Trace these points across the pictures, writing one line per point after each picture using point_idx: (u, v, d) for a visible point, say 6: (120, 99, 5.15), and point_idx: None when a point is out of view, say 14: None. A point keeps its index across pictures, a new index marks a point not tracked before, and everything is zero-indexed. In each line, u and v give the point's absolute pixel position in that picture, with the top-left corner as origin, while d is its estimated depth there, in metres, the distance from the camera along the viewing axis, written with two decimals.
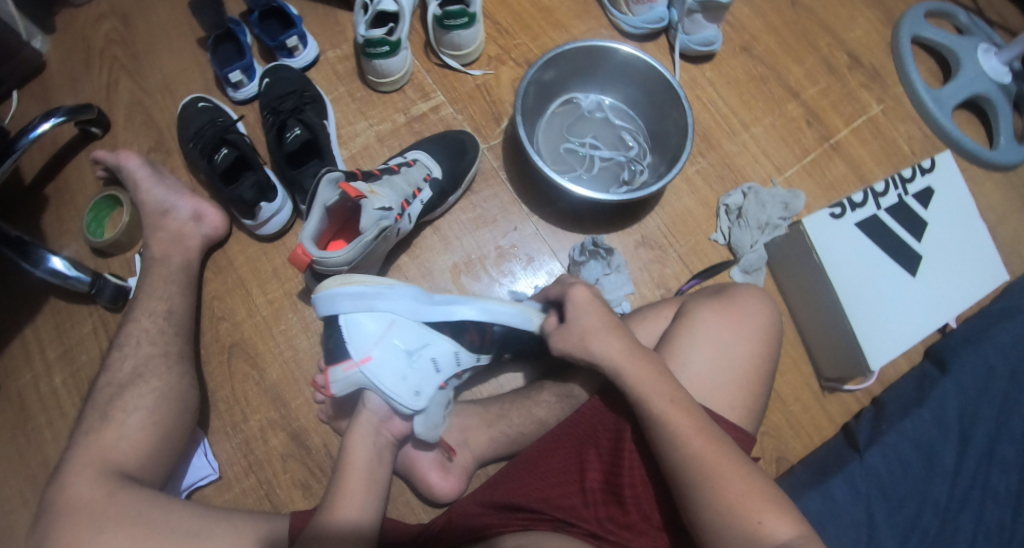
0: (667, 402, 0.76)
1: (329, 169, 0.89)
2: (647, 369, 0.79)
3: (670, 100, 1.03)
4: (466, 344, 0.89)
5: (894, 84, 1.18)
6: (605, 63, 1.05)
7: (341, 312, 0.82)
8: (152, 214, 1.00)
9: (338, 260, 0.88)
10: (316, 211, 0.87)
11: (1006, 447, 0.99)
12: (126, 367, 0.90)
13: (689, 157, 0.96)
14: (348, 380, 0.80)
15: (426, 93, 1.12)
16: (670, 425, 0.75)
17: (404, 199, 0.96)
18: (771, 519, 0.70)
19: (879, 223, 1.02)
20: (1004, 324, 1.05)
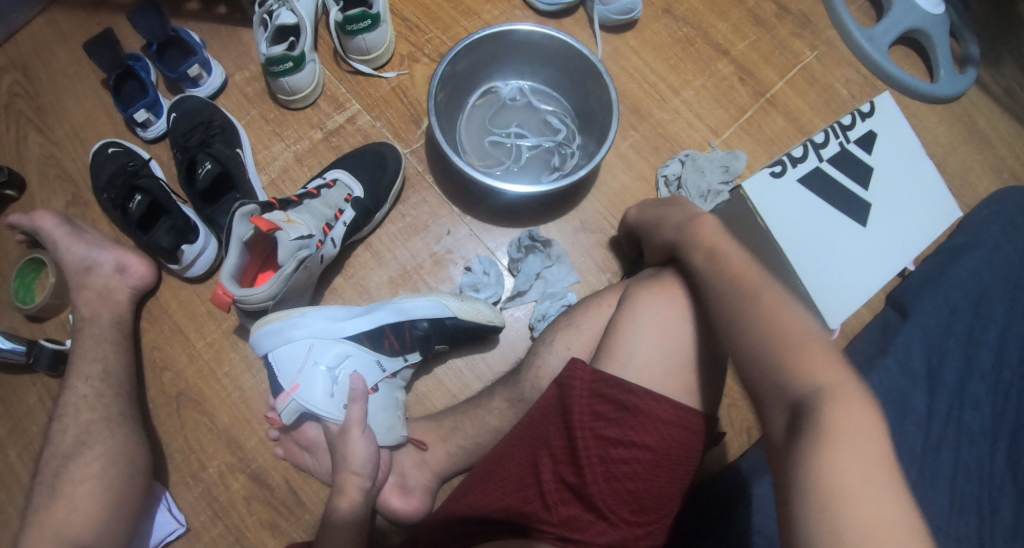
0: (713, 243, 0.73)
1: (242, 202, 0.84)
2: (699, 223, 0.79)
3: (589, 77, 0.98)
4: (386, 350, 0.90)
5: (826, 28, 1.13)
6: (519, 47, 1.00)
7: (268, 350, 0.84)
8: (74, 273, 0.98)
9: (261, 296, 0.84)
10: (234, 248, 0.83)
11: (977, 383, 0.96)
12: (69, 437, 0.89)
13: (616, 136, 0.91)
14: (287, 409, 0.85)
15: (341, 104, 1.07)
16: (716, 261, 0.70)
17: (325, 224, 0.92)
18: (807, 355, 0.59)
19: (823, 176, 0.98)
20: (958, 264, 1.03)
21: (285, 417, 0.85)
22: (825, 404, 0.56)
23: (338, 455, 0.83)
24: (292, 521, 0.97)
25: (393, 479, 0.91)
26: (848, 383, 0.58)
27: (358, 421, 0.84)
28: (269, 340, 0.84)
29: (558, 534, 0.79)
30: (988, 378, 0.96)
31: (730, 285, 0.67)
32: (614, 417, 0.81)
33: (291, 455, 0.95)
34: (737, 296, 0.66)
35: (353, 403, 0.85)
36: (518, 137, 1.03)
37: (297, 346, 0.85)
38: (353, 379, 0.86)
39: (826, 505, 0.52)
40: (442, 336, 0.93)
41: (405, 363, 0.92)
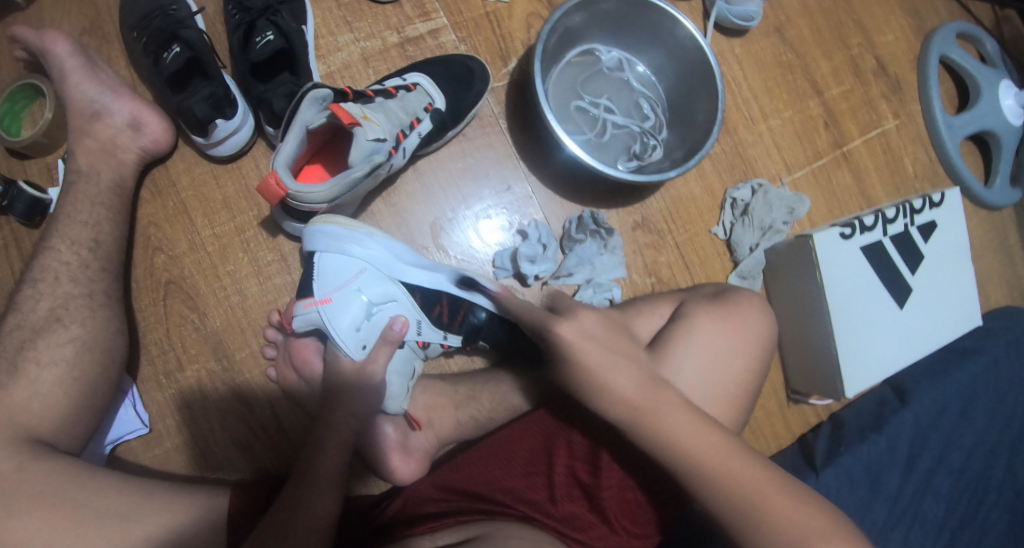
0: (609, 370, 0.73)
1: (316, 85, 0.77)
2: (596, 351, 0.73)
3: (703, 76, 0.92)
4: (432, 320, 0.85)
5: (911, 100, 1.14)
6: (641, 19, 0.93)
7: (317, 250, 0.80)
8: (79, 115, 0.84)
9: (317, 197, 0.78)
10: (295, 133, 0.76)
11: (941, 479, 1.06)
12: (41, 308, 0.78)
13: (712, 148, 0.86)
14: (306, 317, 0.80)
15: (426, 13, 0.95)
16: (666, 433, 0.71)
17: (399, 130, 0.84)
18: (736, 472, 0.70)
19: (881, 250, 0.99)
20: (964, 363, 1.09)
21: (300, 324, 0.80)
22: (764, 504, 0.69)
23: (342, 390, 0.78)
24: (265, 447, 0.89)
25: (397, 436, 0.85)
26: (775, 488, 0.70)
27: (380, 366, 0.79)
28: (325, 242, 0.80)
29: (555, 528, 0.77)
30: (953, 473, 1.07)
31: (642, 425, 0.72)
32: None
33: (285, 379, 0.87)
34: (648, 433, 0.71)
35: (381, 346, 0.80)
36: (605, 109, 0.96)
37: (348, 262, 0.81)
38: (393, 320, 0.81)
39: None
40: (490, 336, 0.88)
41: (441, 340, 0.87)
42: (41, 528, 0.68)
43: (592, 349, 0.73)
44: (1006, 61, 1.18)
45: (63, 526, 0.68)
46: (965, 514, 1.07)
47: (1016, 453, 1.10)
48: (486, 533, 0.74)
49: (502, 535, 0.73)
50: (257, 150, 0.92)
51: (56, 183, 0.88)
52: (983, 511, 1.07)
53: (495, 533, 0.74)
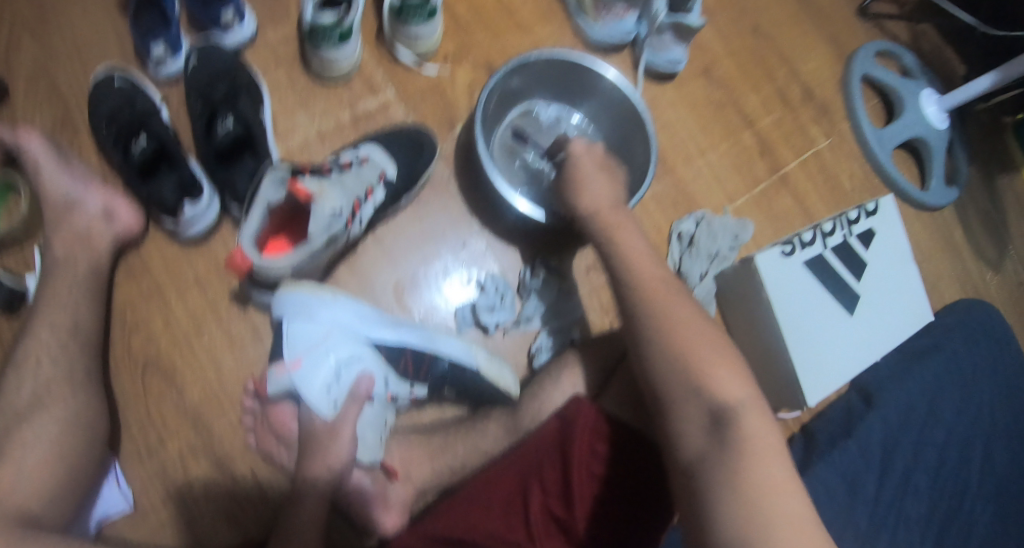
0: (642, 267, 0.81)
1: (275, 164, 0.82)
2: (603, 184, 0.87)
3: (635, 122, 0.99)
4: (397, 375, 0.90)
5: (841, 120, 1.21)
6: (572, 76, 1.01)
7: (284, 316, 0.82)
8: (55, 206, 0.89)
9: (280, 267, 0.83)
10: (258, 210, 0.80)
11: (920, 475, 1.10)
12: (24, 391, 0.80)
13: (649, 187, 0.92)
14: (279, 381, 0.82)
15: (375, 88, 1.02)
16: (676, 341, 0.74)
17: (355, 200, 0.89)
18: (721, 380, 0.70)
19: (824, 262, 1.04)
20: (923, 362, 1.14)
21: (273, 388, 0.83)
22: (738, 417, 0.68)
23: (316, 448, 0.81)
24: (251, 513, 0.91)
25: (376, 488, 0.88)
26: (749, 407, 0.69)
27: (351, 423, 0.83)
28: (293, 308, 0.82)
29: None
30: (927, 471, 1.10)
31: (658, 311, 0.76)
32: (612, 458, 0.82)
33: (264, 444, 0.89)
34: (643, 304, 0.78)
35: (350, 403, 0.84)
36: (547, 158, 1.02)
37: (316, 326, 0.84)
38: (361, 379, 0.86)
39: (742, 487, 0.63)
40: (456, 385, 0.92)
41: (409, 392, 0.91)
42: None
43: (653, 279, 0.79)
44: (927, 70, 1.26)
45: None
46: (950, 504, 1.11)
47: (978, 444, 1.15)
48: None
49: None
50: (224, 229, 0.97)
51: (33, 270, 0.93)
52: (956, 505, 1.11)
53: None
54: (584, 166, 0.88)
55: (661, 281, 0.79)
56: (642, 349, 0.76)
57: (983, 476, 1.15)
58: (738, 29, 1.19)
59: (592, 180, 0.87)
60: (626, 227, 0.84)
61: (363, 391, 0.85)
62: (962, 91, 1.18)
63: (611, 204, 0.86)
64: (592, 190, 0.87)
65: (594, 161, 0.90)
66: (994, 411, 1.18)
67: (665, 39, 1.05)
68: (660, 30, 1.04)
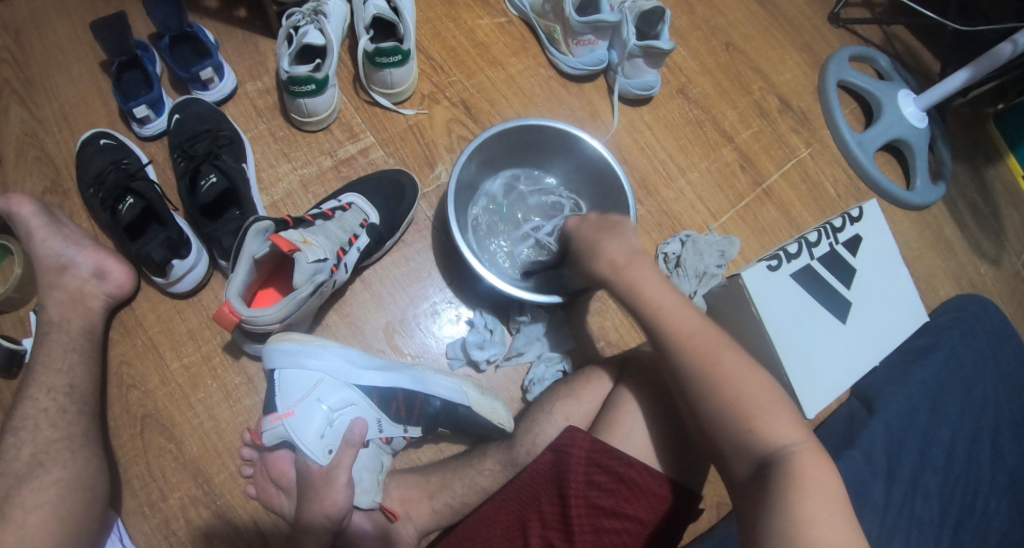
0: (675, 311, 0.75)
1: (258, 218, 0.84)
2: (616, 239, 0.79)
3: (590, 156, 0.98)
4: (391, 418, 0.90)
5: (820, 128, 1.22)
6: (507, 143, 0.99)
7: (275, 367, 0.84)
8: (46, 270, 0.91)
9: (268, 319, 0.84)
10: (243, 264, 0.82)
11: (928, 477, 1.09)
12: (24, 455, 0.82)
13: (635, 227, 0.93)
14: (273, 432, 0.83)
15: (355, 134, 1.04)
16: (732, 386, 0.70)
17: (340, 248, 0.90)
18: (770, 422, 0.68)
19: (812, 273, 1.04)
20: (920, 362, 1.14)
21: (268, 439, 0.84)
22: (792, 463, 0.65)
23: (313, 495, 0.82)
24: None
25: (376, 531, 0.88)
26: (808, 451, 0.66)
27: (345, 468, 0.83)
28: (283, 359, 0.84)
29: None
30: (936, 472, 1.09)
31: (698, 356, 0.72)
32: (610, 488, 0.82)
33: (263, 494, 0.90)
34: (683, 349, 0.73)
35: (345, 448, 0.84)
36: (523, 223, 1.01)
37: (306, 375, 0.85)
38: (354, 424, 0.86)
39: (800, 534, 0.61)
40: (449, 421, 0.92)
41: (403, 434, 0.91)
42: None
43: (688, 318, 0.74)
44: (902, 69, 1.26)
45: None
46: (963, 504, 1.10)
47: (985, 439, 1.14)
48: None
49: None
50: (215, 282, 0.99)
51: (29, 332, 0.95)
52: (969, 504, 1.10)
53: None
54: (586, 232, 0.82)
55: (701, 328, 0.74)
56: (689, 401, 0.72)
57: (994, 471, 1.14)
58: (710, 46, 1.20)
59: (604, 237, 0.80)
60: (647, 272, 0.76)
61: (356, 437, 0.85)
62: (936, 90, 1.16)
63: (629, 254, 0.78)
64: (609, 249, 0.79)
65: (601, 221, 0.82)
66: (1000, 406, 1.17)
67: (637, 64, 1.06)
68: (631, 56, 1.05)
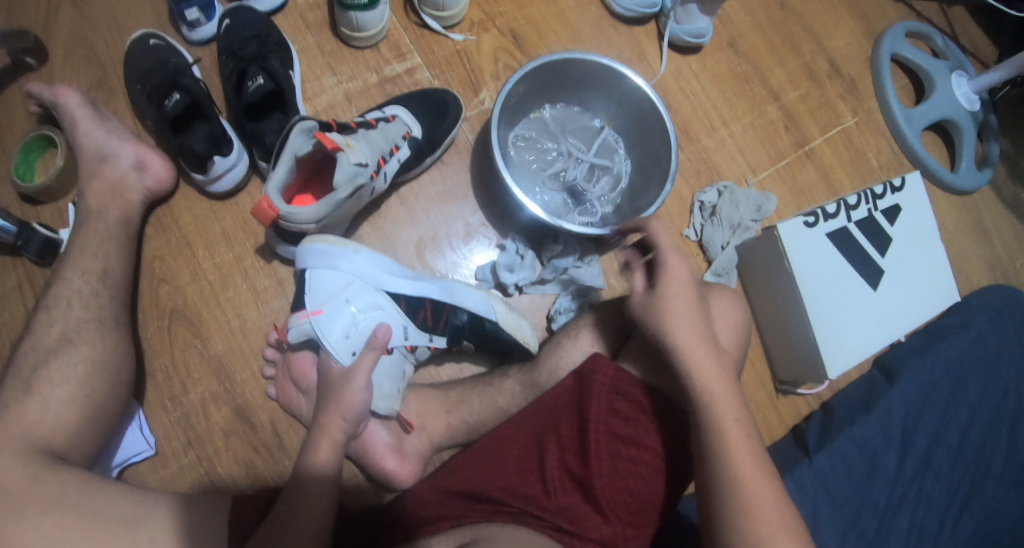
0: (731, 422, 0.77)
1: (303, 118, 0.85)
2: (698, 326, 0.81)
3: (592, 70, 0.97)
4: (418, 326, 0.90)
5: (869, 98, 1.18)
6: (520, 90, 0.96)
7: (308, 267, 0.86)
8: (89, 160, 0.92)
9: (305, 217, 0.85)
10: (285, 160, 0.84)
11: (942, 455, 1.04)
12: (54, 332, 0.84)
13: (680, 164, 0.93)
14: (299, 328, 0.85)
15: (402, 53, 1.04)
16: (751, 498, 0.72)
17: (380, 156, 0.91)
18: None
19: (847, 234, 1.02)
20: (949, 339, 1.08)
21: (294, 335, 0.85)
22: None
23: (332, 396, 0.83)
24: (268, 464, 0.93)
25: (390, 439, 0.88)
26: None
27: (365, 371, 0.83)
28: (316, 259, 0.85)
29: (556, 523, 0.78)
30: (949, 449, 1.04)
31: (731, 458, 0.74)
32: (630, 416, 0.84)
33: (284, 391, 0.92)
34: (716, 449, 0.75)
35: (368, 351, 0.84)
36: (597, 160, 1.01)
37: (337, 277, 0.86)
38: (378, 328, 0.86)
39: None
40: (474, 336, 0.92)
41: (428, 343, 0.91)
42: (52, 529, 0.72)
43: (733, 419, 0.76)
44: (959, 50, 1.21)
45: (79, 531, 0.73)
46: (974, 486, 1.04)
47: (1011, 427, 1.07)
48: (480, 540, 0.76)
49: (500, 540, 0.75)
50: (253, 185, 1.00)
51: (67, 224, 0.97)
52: (980, 489, 1.04)
53: (492, 536, 0.76)
54: (679, 307, 0.80)
55: (750, 448, 0.76)
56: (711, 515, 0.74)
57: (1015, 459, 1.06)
58: (765, 2, 1.18)
59: (684, 320, 0.80)
60: (713, 372, 0.79)
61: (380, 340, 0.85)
62: (993, 72, 1.13)
63: (710, 350, 0.80)
64: (684, 336, 0.80)
65: (689, 296, 0.82)
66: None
67: (690, 8, 1.07)
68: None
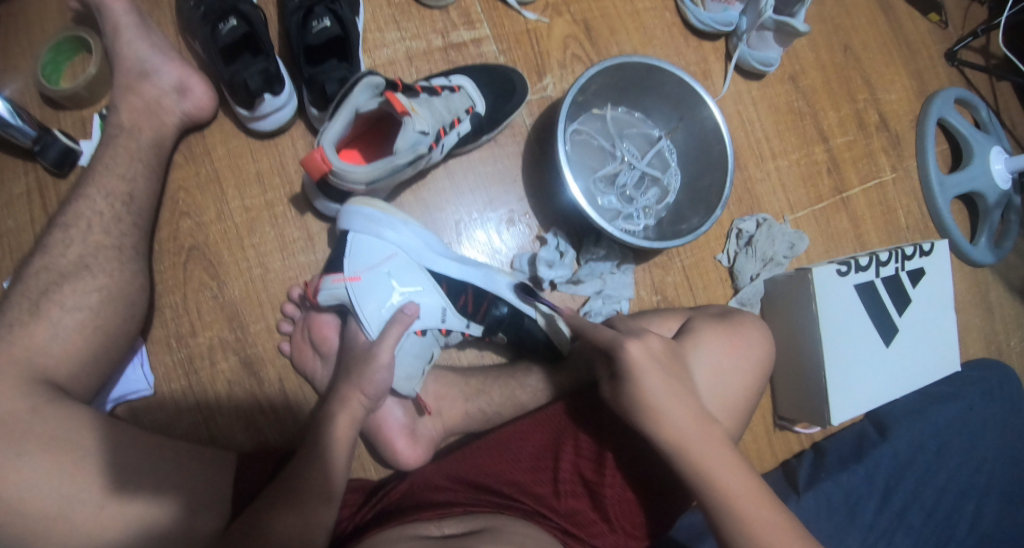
0: (744, 494, 0.73)
1: (371, 73, 0.81)
2: (684, 402, 0.76)
3: (666, 79, 0.96)
4: (456, 310, 0.87)
5: (909, 157, 1.20)
6: (592, 84, 0.95)
7: (352, 229, 0.82)
8: (128, 73, 0.85)
9: (358, 177, 0.81)
10: (344, 113, 0.80)
11: (915, 515, 1.07)
12: (69, 254, 0.78)
13: (730, 197, 0.93)
14: (333, 291, 0.81)
15: (471, 22, 1.00)
16: (707, 474, 0.74)
17: (442, 126, 0.87)
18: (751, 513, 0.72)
19: (873, 289, 1.04)
20: (941, 406, 1.11)
21: (325, 298, 0.82)
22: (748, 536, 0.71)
23: (355, 369, 0.79)
24: (270, 422, 0.89)
25: (404, 420, 0.86)
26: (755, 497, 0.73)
27: (389, 348, 0.78)
28: (362, 223, 0.82)
29: (560, 524, 0.79)
30: (925, 511, 1.07)
31: (674, 443, 0.75)
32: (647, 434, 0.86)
33: (297, 352, 0.88)
34: (650, 416, 0.76)
35: (392, 326, 0.79)
36: (649, 169, 1.01)
37: (380, 245, 0.83)
38: (406, 306, 0.82)
39: None
40: (509, 330, 0.90)
41: (463, 328, 0.88)
42: (50, 471, 0.68)
43: (655, 372, 0.76)
44: (998, 126, 1.22)
45: (75, 473, 0.68)
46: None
47: (986, 500, 1.11)
48: (490, 528, 0.75)
49: (510, 531, 0.75)
50: (296, 130, 0.94)
51: (89, 136, 0.90)
52: None
53: (500, 527, 0.75)
54: (655, 381, 0.75)
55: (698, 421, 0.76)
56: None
57: (987, 532, 1.09)
58: (831, 43, 1.18)
59: (667, 399, 0.75)
60: (706, 445, 0.75)
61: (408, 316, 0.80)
62: None
63: (699, 421, 0.76)
64: (672, 414, 0.75)
65: (664, 361, 0.77)
66: (1013, 473, 1.13)
67: (765, 37, 1.04)
68: (762, 27, 1.03)
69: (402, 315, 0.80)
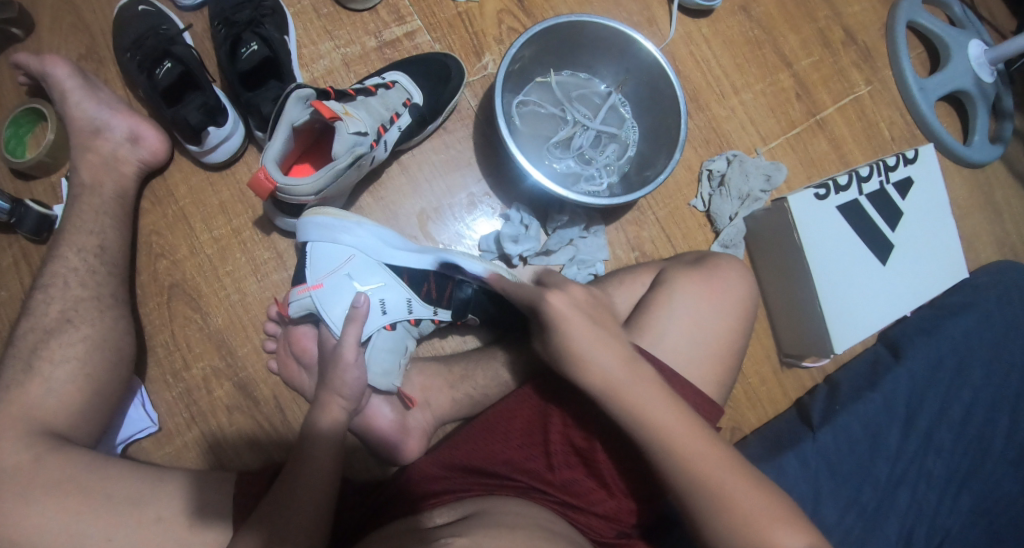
0: (628, 383, 0.73)
1: (299, 85, 0.82)
2: (608, 346, 0.74)
3: (601, 32, 0.94)
4: (422, 300, 0.88)
5: (883, 67, 1.14)
6: (528, 52, 0.94)
7: (309, 240, 0.84)
8: (81, 132, 0.89)
9: (304, 190, 0.82)
10: (281, 130, 0.80)
11: (943, 434, 1.02)
12: (53, 311, 0.83)
13: (686, 138, 0.91)
14: (300, 303, 0.84)
15: (401, 17, 1.00)
16: (648, 422, 0.71)
17: (380, 124, 0.88)
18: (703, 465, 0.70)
19: (858, 208, 0.99)
20: (957, 317, 1.05)
21: (295, 310, 0.85)
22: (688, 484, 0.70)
23: (330, 374, 0.81)
24: (271, 439, 0.92)
25: (393, 414, 0.88)
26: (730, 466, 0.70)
27: (353, 346, 0.81)
28: (317, 232, 0.84)
29: (557, 498, 0.80)
30: (954, 428, 1.03)
31: (607, 389, 0.73)
32: None
33: (284, 368, 0.90)
34: (574, 362, 0.74)
35: (351, 325, 0.81)
36: (604, 127, 0.99)
37: (339, 250, 0.85)
38: (357, 299, 0.83)
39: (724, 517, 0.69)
40: (479, 310, 0.91)
41: (432, 316, 0.89)
42: (58, 513, 0.73)
43: (578, 318, 0.73)
44: (976, 20, 1.16)
45: (83, 510, 0.73)
46: (972, 465, 1.03)
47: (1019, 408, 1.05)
48: (483, 510, 0.76)
49: (498, 512, 0.75)
50: (249, 156, 0.97)
51: (61, 200, 0.95)
52: (977, 468, 1.03)
53: (491, 509, 0.76)
54: (575, 327, 0.73)
55: (632, 369, 0.73)
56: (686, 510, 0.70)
57: None
58: None
59: (594, 347, 0.73)
60: (640, 386, 0.72)
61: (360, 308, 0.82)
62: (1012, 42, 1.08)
63: (624, 362, 0.73)
64: (600, 360, 0.73)
65: (587, 309, 0.75)
66: None
67: None
68: None
69: (355, 312, 0.82)
